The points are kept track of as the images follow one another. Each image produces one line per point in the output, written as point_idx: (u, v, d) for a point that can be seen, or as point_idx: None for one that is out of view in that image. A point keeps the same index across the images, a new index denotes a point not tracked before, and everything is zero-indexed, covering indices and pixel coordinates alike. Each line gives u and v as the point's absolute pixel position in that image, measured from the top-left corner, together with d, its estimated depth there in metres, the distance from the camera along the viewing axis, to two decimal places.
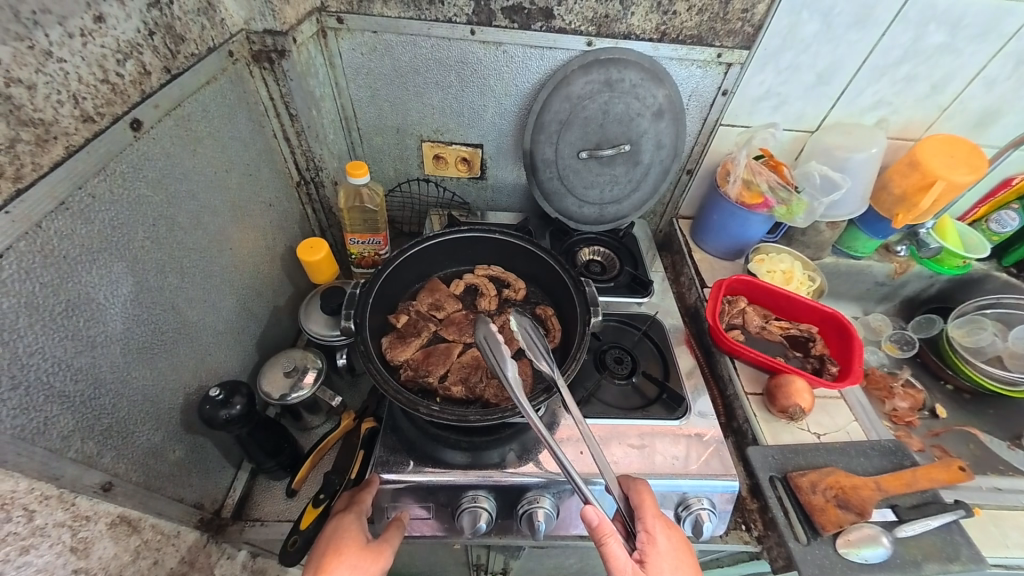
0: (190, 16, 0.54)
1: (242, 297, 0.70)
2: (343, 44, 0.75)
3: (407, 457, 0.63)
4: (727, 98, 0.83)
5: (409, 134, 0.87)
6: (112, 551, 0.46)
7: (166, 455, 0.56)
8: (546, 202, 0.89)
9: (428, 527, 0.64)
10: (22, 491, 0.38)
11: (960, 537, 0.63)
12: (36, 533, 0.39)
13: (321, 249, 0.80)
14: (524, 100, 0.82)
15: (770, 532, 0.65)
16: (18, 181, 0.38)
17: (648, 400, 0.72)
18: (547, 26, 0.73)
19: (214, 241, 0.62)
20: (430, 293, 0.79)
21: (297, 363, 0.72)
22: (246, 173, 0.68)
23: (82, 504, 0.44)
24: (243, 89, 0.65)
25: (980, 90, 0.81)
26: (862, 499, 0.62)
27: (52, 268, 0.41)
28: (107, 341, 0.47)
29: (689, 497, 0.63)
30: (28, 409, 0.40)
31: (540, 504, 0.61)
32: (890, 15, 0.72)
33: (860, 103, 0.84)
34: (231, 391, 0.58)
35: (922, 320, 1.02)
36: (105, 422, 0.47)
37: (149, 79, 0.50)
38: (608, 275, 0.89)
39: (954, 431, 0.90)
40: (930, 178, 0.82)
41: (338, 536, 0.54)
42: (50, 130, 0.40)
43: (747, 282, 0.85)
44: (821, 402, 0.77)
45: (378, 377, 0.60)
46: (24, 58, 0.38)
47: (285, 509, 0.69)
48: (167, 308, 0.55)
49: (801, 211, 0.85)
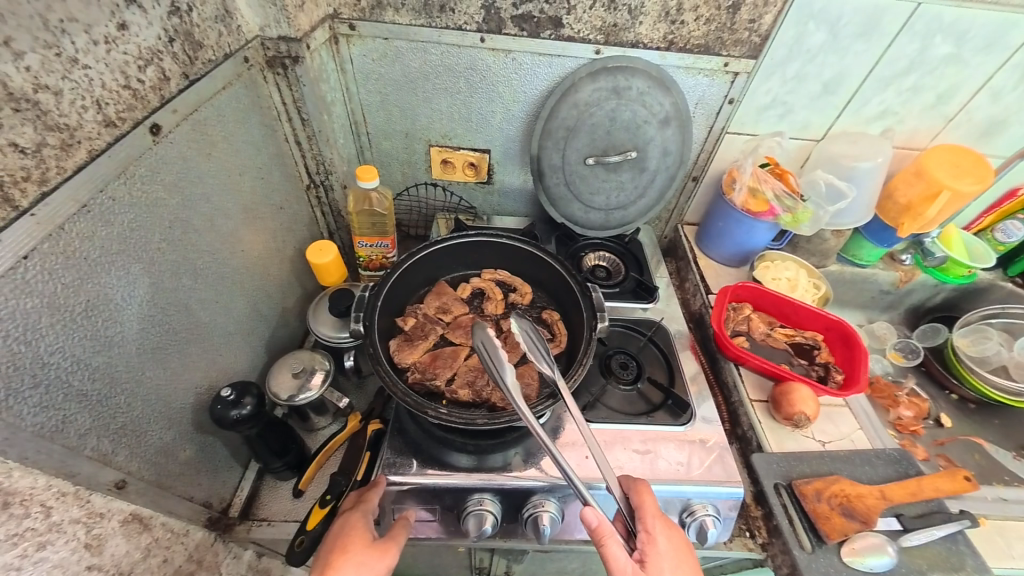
0: (208, 23, 0.55)
1: (252, 299, 0.71)
2: (354, 50, 0.76)
3: (413, 459, 0.63)
4: (734, 107, 0.84)
5: (418, 139, 0.88)
6: (124, 548, 0.47)
7: (177, 454, 0.56)
8: (553, 207, 0.90)
9: (433, 530, 0.64)
10: (40, 488, 0.39)
11: (965, 548, 0.63)
12: (52, 530, 0.40)
13: (330, 252, 0.81)
14: (532, 107, 0.83)
15: (774, 540, 0.65)
16: (43, 184, 0.39)
17: (653, 406, 0.72)
18: (557, 34, 0.74)
19: (226, 243, 0.63)
20: (437, 297, 0.80)
21: (306, 364, 0.73)
22: (258, 177, 0.69)
23: (96, 501, 0.44)
24: (257, 93, 0.66)
25: (986, 101, 0.82)
26: (867, 507, 0.62)
27: (73, 269, 0.42)
28: (123, 340, 0.48)
29: (693, 504, 0.63)
30: (48, 407, 0.40)
31: (545, 508, 0.61)
32: (896, 26, 0.73)
33: (866, 113, 0.84)
34: (242, 391, 0.59)
35: (927, 329, 1.03)
36: (120, 420, 0.48)
37: (169, 84, 0.51)
38: (613, 280, 0.90)
39: (959, 440, 0.90)
40: (937, 187, 0.83)
41: (345, 534, 0.54)
42: (74, 134, 0.41)
43: (752, 289, 0.85)
44: (826, 410, 0.77)
45: (387, 379, 0.61)
46: (51, 65, 0.39)
47: (292, 509, 0.70)
48: (181, 308, 0.56)
49: (807, 219, 0.85)
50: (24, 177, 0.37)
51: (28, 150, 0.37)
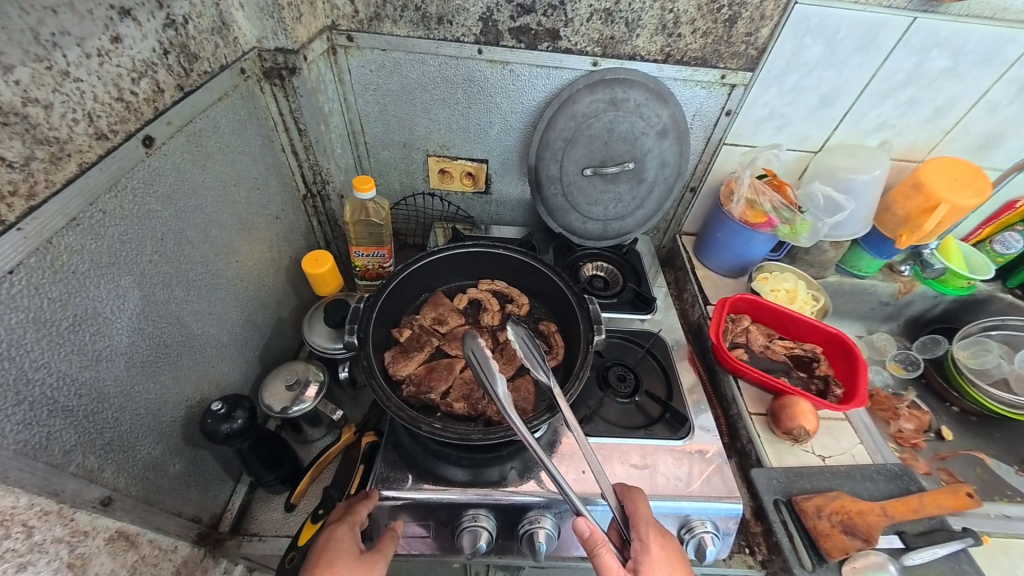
0: (204, 35, 0.55)
1: (246, 310, 0.70)
2: (353, 61, 0.76)
3: (407, 473, 0.62)
4: (731, 118, 0.84)
5: (416, 148, 0.88)
6: (109, 566, 0.46)
7: (166, 468, 0.56)
8: (551, 217, 0.90)
9: (426, 547, 0.63)
10: (22, 507, 0.38)
11: (968, 567, 0.62)
12: (34, 550, 0.39)
13: (326, 262, 0.80)
14: (529, 117, 0.83)
15: (774, 557, 0.64)
16: (31, 199, 0.38)
17: (651, 419, 0.71)
18: (554, 46, 0.74)
19: (221, 253, 0.63)
20: (434, 308, 0.79)
21: (299, 376, 0.72)
22: (256, 187, 0.69)
23: (81, 519, 0.43)
24: (254, 104, 0.66)
25: (983, 115, 0.82)
26: (868, 525, 0.61)
27: (61, 283, 0.41)
28: (113, 354, 0.47)
29: (692, 520, 0.62)
30: (32, 424, 0.40)
31: (541, 524, 0.60)
32: (892, 41, 0.73)
33: (864, 125, 0.84)
34: (233, 405, 0.58)
35: (927, 341, 1.01)
36: (107, 435, 0.47)
37: (163, 96, 0.51)
38: (611, 291, 0.89)
39: (961, 454, 0.89)
40: (935, 201, 0.82)
41: (331, 547, 0.53)
42: (65, 148, 0.40)
43: (750, 301, 0.84)
44: (826, 424, 0.76)
45: (381, 392, 0.60)
46: (42, 79, 0.38)
47: (283, 524, 0.69)
48: (174, 320, 0.55)
49: (805, 231, 0.86)
50: (11, 192, 0.37)
51: (16, 164, 0.37)
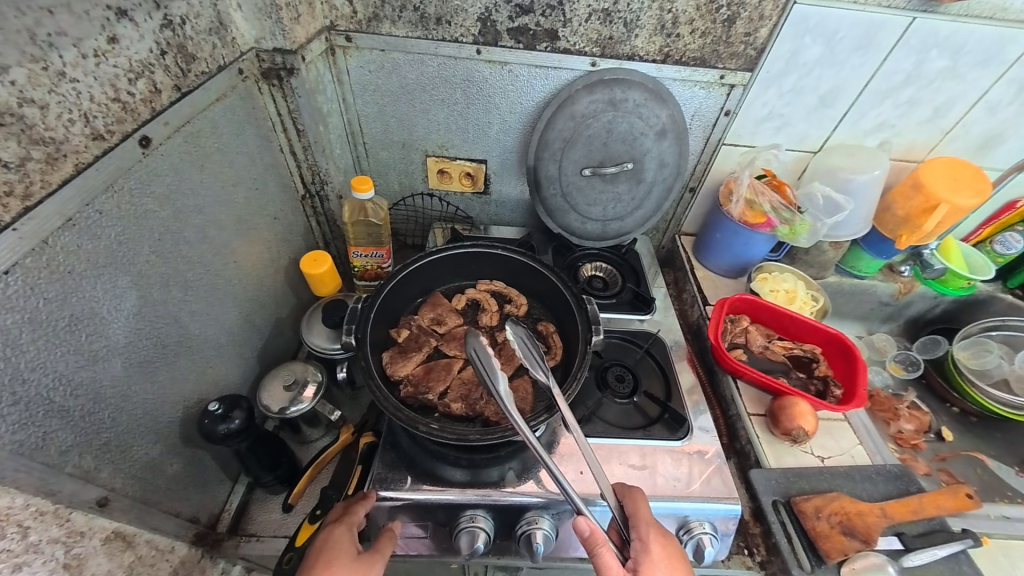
0: (201, 35, 0.55)
1: (244, 310, 0.70)
2: (351, 62, 0.76)
3: (405, 474, 0.62)
4: (730, 118, 0.84)
5: (415, 149, 0.88)
6: (106, 567, 0.46)
7: (163, 469, 0.56)
8: (550, 218, 0.90)
9: (424, 547, 0.63)
10: (17, 508, 0.38)
11: (967, 568, 0.61)
12: (29, 550, 0.39)
13: (325, 262, 0.80)
14: (528, 118, 0.83)
15: (773, 558, 0.64)
16: (27, 200, 0.38)
17: (650, 419, 0.71)
18: (552, 46, 0.74)
19: (219, 254, 0.63)
20: (432, 308, 0.79)
21: (298, 376, 0.72)
22: (254, 187, 0.69)
23: (77, 519, 0.43)
24: (252, 105, 0.66)
25: (983, 115, 0.82)
26: (868, 526, 0.62)
27: (57, 284, 0.41)
28: (110, 354, 0.47)
29: (691, 520, 0.62)
30: (28, 424, 0.40)
31: (539, 525, 0.60)
32: (891, 41, 0.73)
33: (863, 125, 0.84)
34: (231, 405, 0.58)
35: (927, 341, 1.01)
36: (104, 435, 0.47)
37: (160, 97, 0.51)
38: (610, 292, 0.89)
39: (961, 455, 0.89)
40: (934, 201, 0.82)
41: (329, 547, 0.53)
42: (61, 148, 0.41)
43: (750, 301, 0.84)
44: (825, 424, 0.76)
45: (378, 393, 0.60)
46: (39, 79, 0.38)
47: (281, 524, 0.69)
48: (171, 320, 0.55)
49: (804, 231, 0.86)
50: (7, 192, 0.37)
51: (12, 164, 0.37)
